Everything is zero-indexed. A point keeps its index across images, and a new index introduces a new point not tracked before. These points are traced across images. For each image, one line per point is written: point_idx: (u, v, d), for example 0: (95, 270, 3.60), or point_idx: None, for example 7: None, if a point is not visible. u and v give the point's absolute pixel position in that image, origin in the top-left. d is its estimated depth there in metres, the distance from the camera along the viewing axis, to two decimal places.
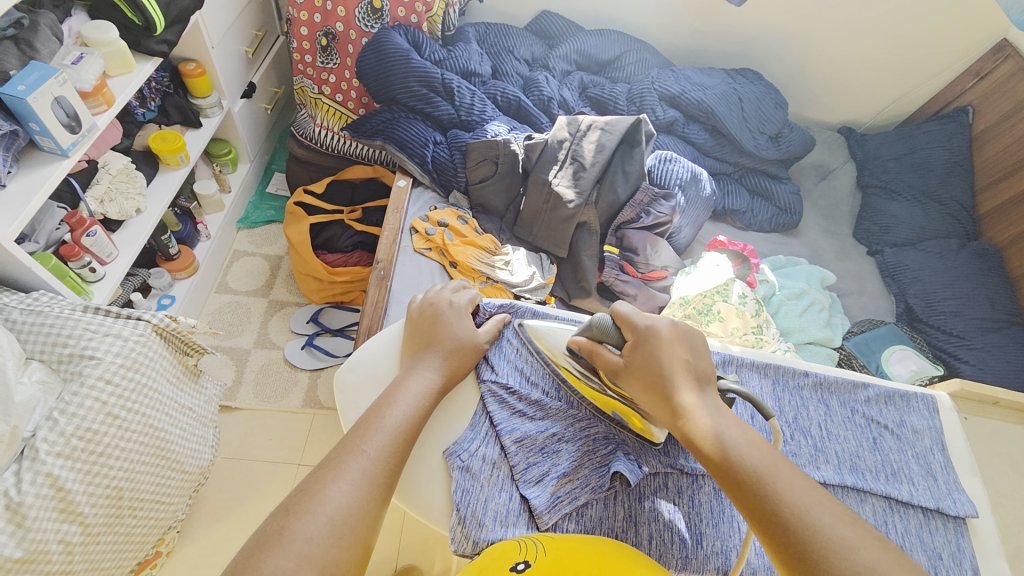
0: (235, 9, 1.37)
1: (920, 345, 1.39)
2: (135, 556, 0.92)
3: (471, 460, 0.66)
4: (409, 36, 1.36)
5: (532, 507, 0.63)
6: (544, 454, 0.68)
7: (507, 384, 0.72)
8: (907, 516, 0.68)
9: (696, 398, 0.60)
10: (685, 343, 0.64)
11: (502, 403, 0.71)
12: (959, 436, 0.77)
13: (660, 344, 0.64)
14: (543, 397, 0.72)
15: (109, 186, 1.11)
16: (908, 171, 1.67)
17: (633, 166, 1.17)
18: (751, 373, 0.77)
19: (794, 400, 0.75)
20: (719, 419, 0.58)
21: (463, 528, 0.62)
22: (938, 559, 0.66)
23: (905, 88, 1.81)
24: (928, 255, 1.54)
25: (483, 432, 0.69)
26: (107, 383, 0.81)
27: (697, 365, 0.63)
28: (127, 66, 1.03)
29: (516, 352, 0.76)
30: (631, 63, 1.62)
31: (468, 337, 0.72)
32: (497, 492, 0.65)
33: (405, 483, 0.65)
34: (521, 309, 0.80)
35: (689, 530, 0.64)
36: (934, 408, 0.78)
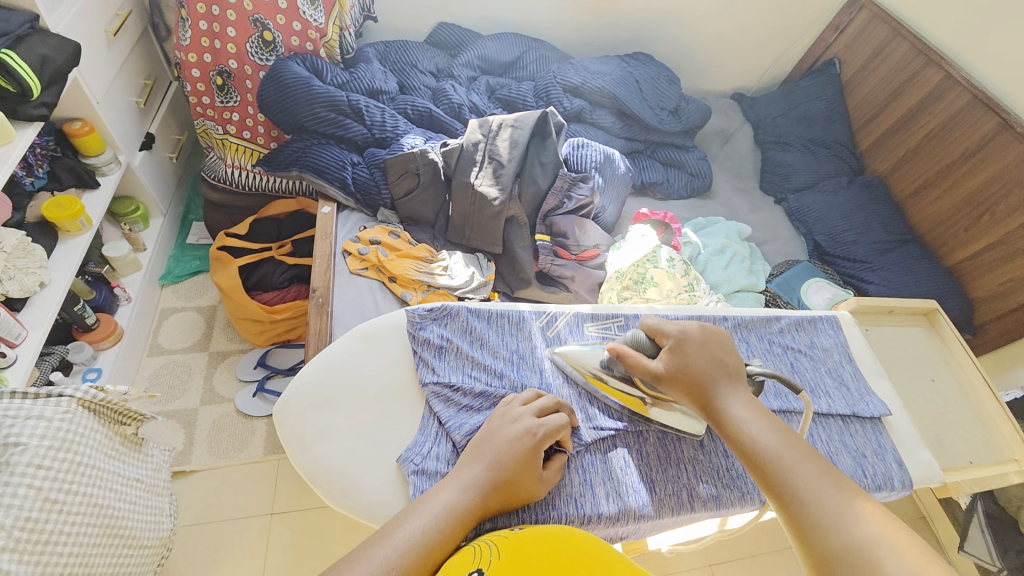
0: (117, 60, 1.31)
1: (832, 276, 1.54)
2: None
3: (425, 461, 0.67)
4: (307, 64, 1.34)
5: None
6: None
7: (450, 382, 0.73)
8: (830, 424, 0.77)
9: (728, 389, 0.62)
10: (715, 342, 0.66)
11: (447, 401, 0.72)
12: (862, 345, 0.88)
13: (690, 347, 0.66)
14: (487, 387, 0.73)
15: (7, 263, 1.01)
16: (796, 123, 1.86)
17: (547, 156, 1.24)
18: None
19: None
20: (750, 406, 0.60)
21: None
22: (863, 456, 0.75)
23: (778, 52, 2.01)
24: (825, 194, 1.71)
25: (434, 432, 0.70)
26: (39, 468, 0.75)
27: (724, 360, 0.65)
28: (6, 135, 0.93)
29: (459, 350, 0.76)
30: (533, 61, 1.69)
31: (529, 455, 0.63)
32: None
33: (365, 495, 0.67)
34: (454, 308, 0.79)
35: (641, 479, 0.70)
36: (837, 325, 0.88)
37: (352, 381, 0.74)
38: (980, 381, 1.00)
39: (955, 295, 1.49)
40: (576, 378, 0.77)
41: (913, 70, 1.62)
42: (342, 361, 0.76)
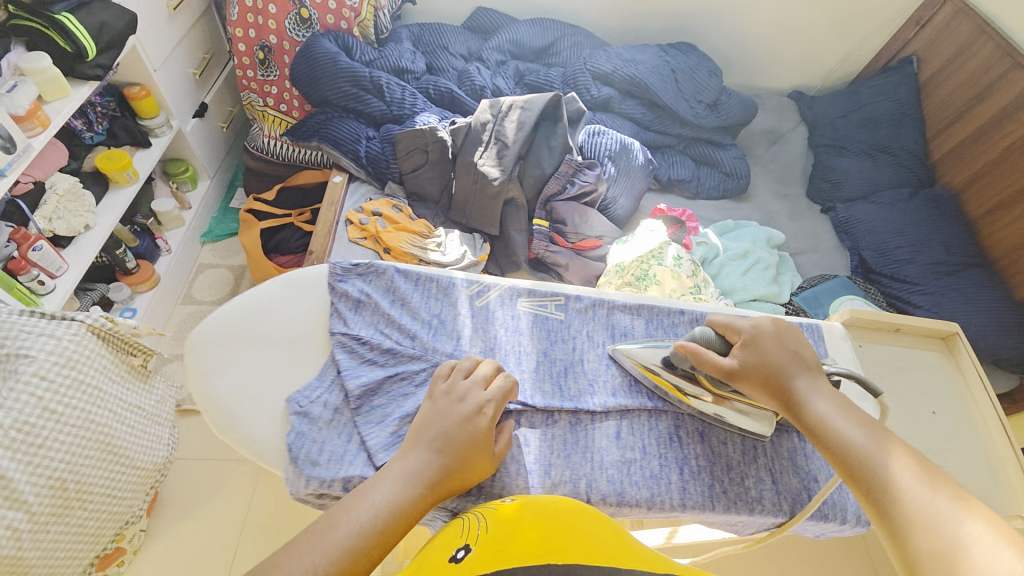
0: (176, 33, 1.44)
1: (875, 297, 1.37)
2: (92, 552, 0.96)
3: (311, 406, 0.63)
4: (339, 41, 1.41)
5: (369, 448, 0.59)
6: (389, 397, 0.63)
7: (358, 335, 0.66)
8: (779, 442, 0.66)
9: (810, 382, 0.57)
10: (790, 337, 0.61)
11: (350, 354, 0.65)
12: (850, 360, 0.77)
13: (766, 343, 0.60)
14: (396, 345, 0.66)
15: (57, 205, 1.15)
16: (857, 127, 1.67)
17: (556, 140, 1.20)
18: (623, 314, 0.73)
19: (669, 336, 0.72)
20: (835, 402, 0.55)
21: (295, 468, 0.59)
22: (814, 481, 0.64)
23: (847, 48, 1.82)
24: (880, 206, 1.53)
25: (327, 380, 0.64)
26: (42, 379, 0.85)
27: (802, 355, 0.60)
28: (63, 91, 1.06)
29: (376, 305, 0.69)
30: (567, 47, 1.66)
31: (482, 436, 0.57)
32: (337, 435, 0.61)
33: (247, 431, 0.63)
34: (383, 265, 0.72)
35: (547, 465, 0.61)
36: (819, 335, 0.78)
37: (262, 322, 0.68)
38: (995, 421, 0.86)
39: None
40: (500, 351, 0.68)
41: (998, 73, 1.43)
42: (257, 302, 0.70)
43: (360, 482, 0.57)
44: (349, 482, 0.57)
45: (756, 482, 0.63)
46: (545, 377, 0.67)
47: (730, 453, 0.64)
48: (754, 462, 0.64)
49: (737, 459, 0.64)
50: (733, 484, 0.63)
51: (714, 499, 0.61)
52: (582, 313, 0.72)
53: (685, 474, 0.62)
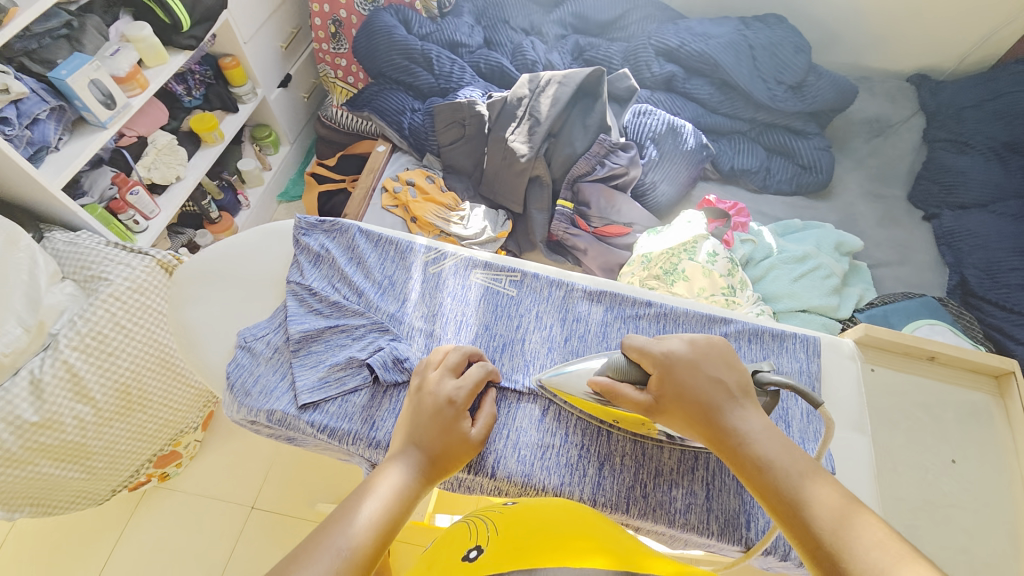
0: (267, 9, 1.59)
1: (969, 326, 1.13)
2: (149, 448, 1.15)
3: (255, 341, 0.65)
4: (399, 15, 1.46)
5: (294, 387, 0.61)
6: (327, 345, 0.64)
7: (310, 285, 0.68)
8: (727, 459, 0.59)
9: (738, 418, 0.50)
10: (714, 356, 0.54)
11: (301, 301, 0.67)
12: (848, 386, 0.66)
13: (685, 367, 0.53)
14: (343, 300, 0.67)
15: (156, 158, 1.37)
16: (988, 120, 1.37)
17: (592, 118, 1.16)
18: (581, 299, 0.68)
19: (625, 327, 0.66)
20: (771, 441, 0.48)
21: (230, 395, 0.62)
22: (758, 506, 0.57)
23: (996, 23, 1.48)
24: (999, 218, 1.25)
25: (277, 321, 0.67)
26: (117, 299, 1.02)
27: (727, 379, 0.52)
28: (161, 57, 1.23)
29: (331, 259, 0.70)
30: (635, 21, 1.54)
31: (453, 424, 0.54)
32: (272, 372, 0.63)
33: (202, 357, 0.67)
34: (345, 225, 0.73)
35: None
36: (814, 351, 0.66)
37: (236, 264, 0.72)
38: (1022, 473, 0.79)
39: None
40: (439, 317, 0.67)
41: None
42: (236, 246, 0.73)
43: (282, 417, 0.59)
44: (272, 414, 0.60)
45: (685, 493, 0.57)
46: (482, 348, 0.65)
47: (661, 458, 0.59)
48: (690, 473, 0.58)
49: (669, 466, 0.58)
50: (657, 490, 0.57)
51: (629, 502, 0.57)
52: (536, 293, 0.69)
53: (603, 470, 0.58)
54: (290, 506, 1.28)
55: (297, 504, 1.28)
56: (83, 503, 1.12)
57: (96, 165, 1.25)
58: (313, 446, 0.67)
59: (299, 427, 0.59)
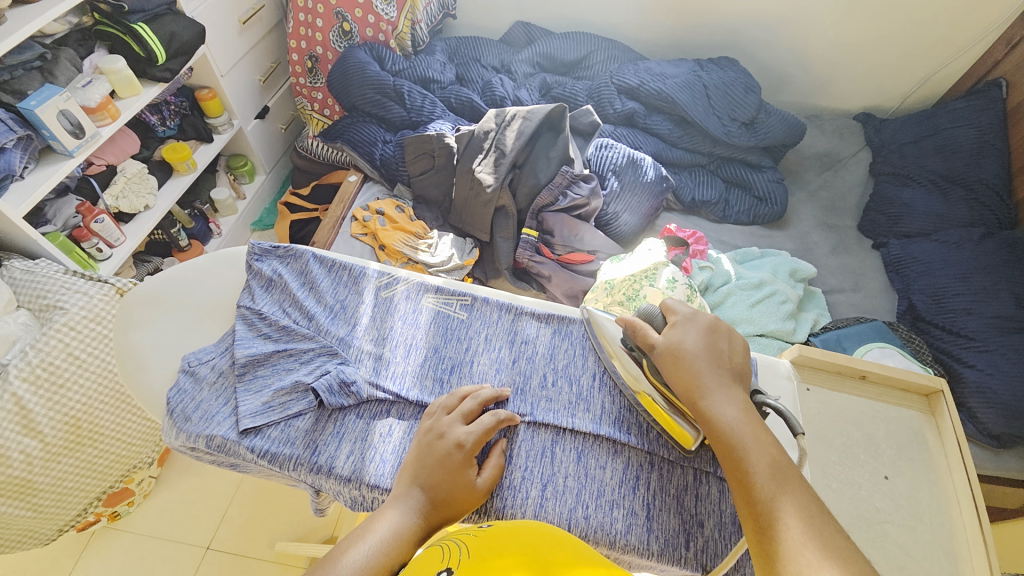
0: (245, 45, 1.64)
1: (918, 349, 1.18)
2: (98, 486, 1.10)
3: (199, 366, 0.65)
4: (373, 52, 1.52)
5: (237, 411, 0.60)
6: (274, 369, 0.64)
7: (259, 310, 0.68)
8: (667, 478, 0.60)
9: (724, 384, 0.55)
10: (721, 334, 0.59)
11: (250, 326, 0.67)
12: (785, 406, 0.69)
13: (696, 332, 0.59)
14: (292, 324, 0.67)
15: (125, 186, 1.37)
16: (927, 155, 1.46)
17: (555, 151, 1.20)
18: (530, 321, 0.71)
19: (571, 349, 0.69)
20: (744, 410, 0.53)
21: (170, 421, 0.61)
22: (697, 525, 0.58)
23: (929, 68, 1.60)
24: (943, 246, 1.32)
25: (224, 345, 0.67)
26: (72, 329, 1.00)
27: (726, 355, 0.58)
28: (134, 88, 1.26)
29: (284, 284, 0.71)
30: (599, 61, 1.64)
31: (462, 470, 0.55)
32: (216, 397, 0.63)
33: (144, 382, 0.66)
34: (299, 250, 0.74)
35: (397, 453, 0.59)
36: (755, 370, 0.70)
37: (186, 290, 0.73)
38: (967, 500, 0.70)
39: None
40: (388, 341, 0.67)
41: None
42: (188, 272, 0.74)
43: (222, 442, 0.59)
44: (212, 440, 0.59)
45: (626, 513, 0.58)
46: (427, 372, 0.65)
47: (601, 477, 0.60)
48: (630, 492, 0.59)
49: (611, 486, 0.59)
50: (599, 511, 0.58)
51: (571, 523, 0.57)
52: (486, 316, 0.70)
53: (546, 491, 0.58)
54: (248, 545, 1.22)
55: (256, 542, 1.23)
56: (28, 543, 1.06)
57: (62, 194, 1.24)
58: (258, 474, 0.66)
59: (239, 452, 0.59)
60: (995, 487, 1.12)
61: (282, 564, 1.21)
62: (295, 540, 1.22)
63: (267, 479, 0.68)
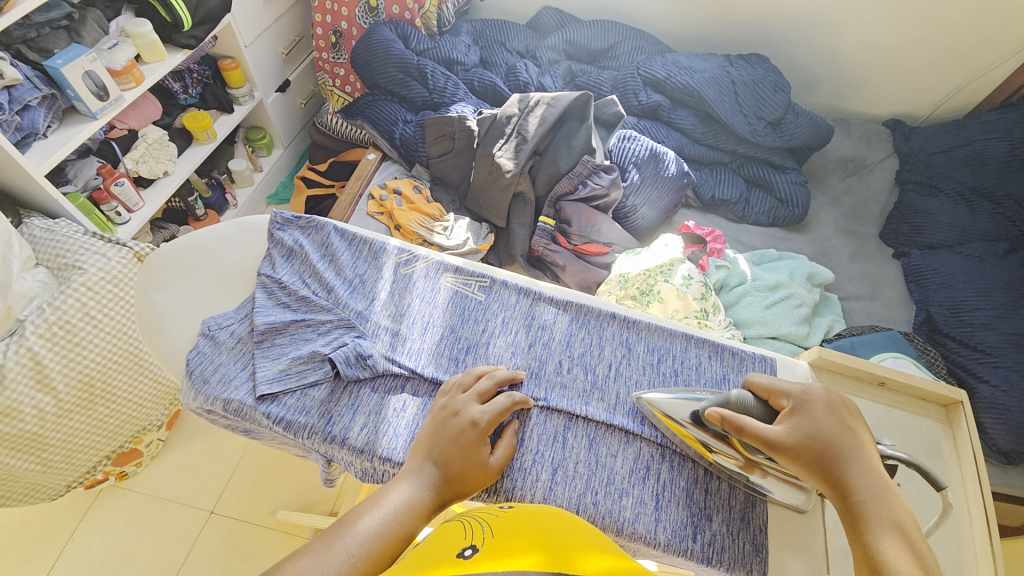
0: (271, 16, 1.63)
1: (932, 361, 1.16)
2: (108, 445, 1.12)
3: (218, 331, 0.66)
4: (399, 30, 1.51)
5: (254, 377, 0.61)
6: (291, 339, 0.64)
7: (279, 279, 0.68)
8: (679, 471, 0.60)
9: (862, 473, 0.53)
10: (844, 412, 0.57)
11: (269, 294, 0.68)
12: None
13: (817, 412, 0.56)
14: (311, 295, 0.67)
15: (145, 151, 1.37)
16: (956, 166, 1.42)
17: (577, 140, 1.19)
18: (549, 307, 0.70)
19: (589, 338, 0.68)
20: (886, 503, 0.51)
21: (189, 382, 0.62)
22: (704, 519, 0.58)
23: (965, 77, 1.56)
24: (966, 259, 1.29)
25: (243, 312, 0.67)
26: (89, 289, 1.01)
27: (854, 435, 0.55)
28: (159, 54, 1.25)
29: (304, 256, 0.71)
30: (626, 52, 1.61)
31: (474, 448, 0.55)
32: (233, 362, 0.63)
33: (163, 343, 0.67)
34: (320, 222, 0.74)
35: (410, 428, 0.59)
36: (772, 369, 0.68)
37: (208, 255, 0.73)
38: (977, 512, 0.70)
39: None
40: (405, 317, 0.67)
41: None
42: (210, 239, 0.74)
43: (238, 406, 0.59)
44: (229, 404, 0.60)
45: (635, 502, 0.58)
46: (442, 350, 0.65)
47: (612, 466, 0.60)
48: (641, 482, 0.59)
49: (622, 476, 0.59)
50: (609, 499, 0.58)
51: (579, 508, 0.57)
52: (504, 299, 0.70)
53: (557, 475, 0.58)
54: (252, 512, 1.24)
55: (259, 510, 1.25)
56: (38, 495, 1.09)
57: (84, 155, 1.25)
58: (270, 440, 0.67)
59: (255, 417, 0.60)
60: (1000, 504, 1.11)
61: (284, 532, 1.23)
62: (297, 510, 1.24)
63: (279, 446, 0.69)
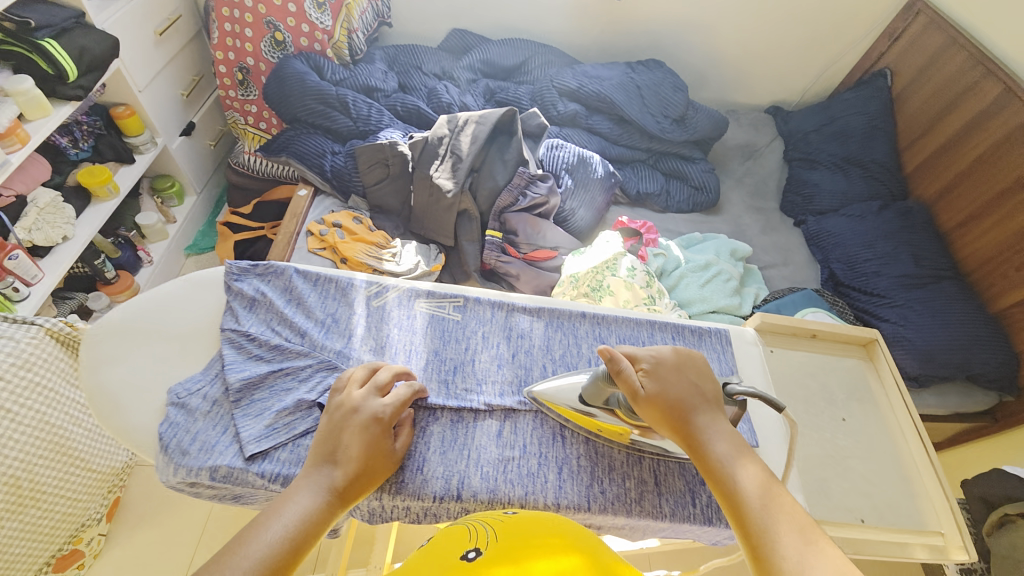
0: (163, 57, 1.52)
1: (841, 310, 1.34)
2: (46, 550, 1.03)
3: (189, 398, 0.61)
4: (310, 62, 1.46)
5: (240, 438, 0.58)
6: (271, 391, 0.62)
7: (247, 331, 0.66)
8: None
9: (708, 419, 0.58)
10: (690, 366, 0.61)
11: (239, 348, 0.65)
12: (755, 368, 0.76)
13: (668, 372, 0.60)
14: (285, 342, 0.65)
15: (38, 217, 1.23)
16: (830, 140, 1.65)
17: (510, 153, 1.24)
18: (523, 316, 0.73)
19: (565, 339, 0.72)
20: (731, 442, 0.57)
21: (165, 456, 0.57)
22: (699, 483, 0.64)
23: (823, 64, 1.82)
24: (851, 218, 1.50)
25: (213, 372, 0.64)
26: (0, 379, 0.90)
27: (699, 387, 0.60)
28: (45, 109, 1.16)
29: (270, 303, 0.68)
30: (537, 66, 1.69)
31: (377, 442, 0.56)
32: (213, 427, 0.60)
33: (125, 421, 0.61)
34: (279, 266, 0.71)
35: (415, 457, 0.59)
36: (728, 340, 0.77)
37: (158, 318, 0.67)
38: (910, 430, 0.80)
39: (996, 345, 1.24)
40: (387, 349, 0.67)
41: (966, 83, 1.41)
42: (159, 299, 0.69)
43: (230, 473, 0.56)
44: (217, 472, 0.56)
45: (637, 482, 0.62)
46: (431, 375, 0.66)
47: (610, 454, 0.64)
48: (638, 463, 0.64)
49: (620, 460, 0.63)
50: (613, 484, 0.61)
51: (590, 500, 0.60)
52: (479, 315, 0.72)
53: (564, 473, 0.61)
54: None
55: None
56: None
57: None
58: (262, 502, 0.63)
59: (248, 479, 0.56)
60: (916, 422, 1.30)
61: None
62: None
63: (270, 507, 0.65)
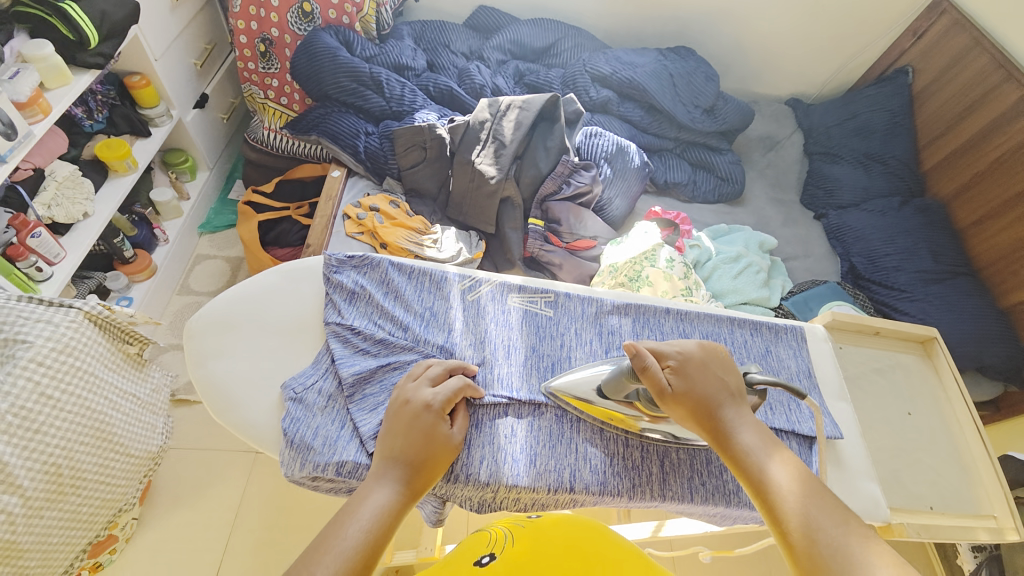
0: (178, 23, 1.44)
1: (863, 302, 1.40)
2: (86, 536, 0.97)
3: (306, 393, 0.68)
4: (340, 36, 1.42)
5: (359, 432, 0.63)
6: (380, 385, 0.67)
7: (352, 325, 0.71)
8: None
9: (733, 411, 0.58)
10: (716, 360, 0.61)
11: (345, 343, 0.71)
12: (829, 364, 0.81)
13: (693, 366, 0.60)
14: (389, 336, 0.70)
15: (56, 192, 1.17)
16: (852, 135, 1.68)
17: (553, 140, 1.23)
18: (612, 313, 0.77)
19: (653, 335, 0.76)
20: (756, 433, 0.57)
21: (292, 451, 0.63)
22: None
23: (846, 57, 1.84)
24: (872, 214, 1.54)
25: (322, 368, 0.70)
26: (40, 365, 0.86)
27: (724, 380, 0.60)
28: (65, 78, 1.07)
29: (373, 298, 0.74)
30: (567, 49, 1.66)
31: (434, 429, 0.59)
32: (331, 421, 0.66)
33: (246, 412, 0.68)
34: (376, 260, 0.76)
35: (525, 449, 0.65)
36: (802, 339, 0.81)
37: (264, 312, 0.75)
38: (970, 424, 0.85)
39: (1008, 338, 1.30)
40: (485, 343, 0.72)
41: (991, 84, 1.44)
42: (258, 295, 0.76)
43: (354, 466, 0.61)
44: (342, 466, 0.61)
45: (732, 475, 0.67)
46: (528, 370, 0.71)
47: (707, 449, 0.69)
48: None
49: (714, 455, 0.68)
50: (711, 477, 0.67)
51: (691, 491, 0.66)
52: (570, 310, 0.76)
53: (664, 466, 0.67)
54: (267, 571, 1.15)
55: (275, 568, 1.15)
56: None
57: None
58: None
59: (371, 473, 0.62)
60: None
61: None
62: None
63: None
